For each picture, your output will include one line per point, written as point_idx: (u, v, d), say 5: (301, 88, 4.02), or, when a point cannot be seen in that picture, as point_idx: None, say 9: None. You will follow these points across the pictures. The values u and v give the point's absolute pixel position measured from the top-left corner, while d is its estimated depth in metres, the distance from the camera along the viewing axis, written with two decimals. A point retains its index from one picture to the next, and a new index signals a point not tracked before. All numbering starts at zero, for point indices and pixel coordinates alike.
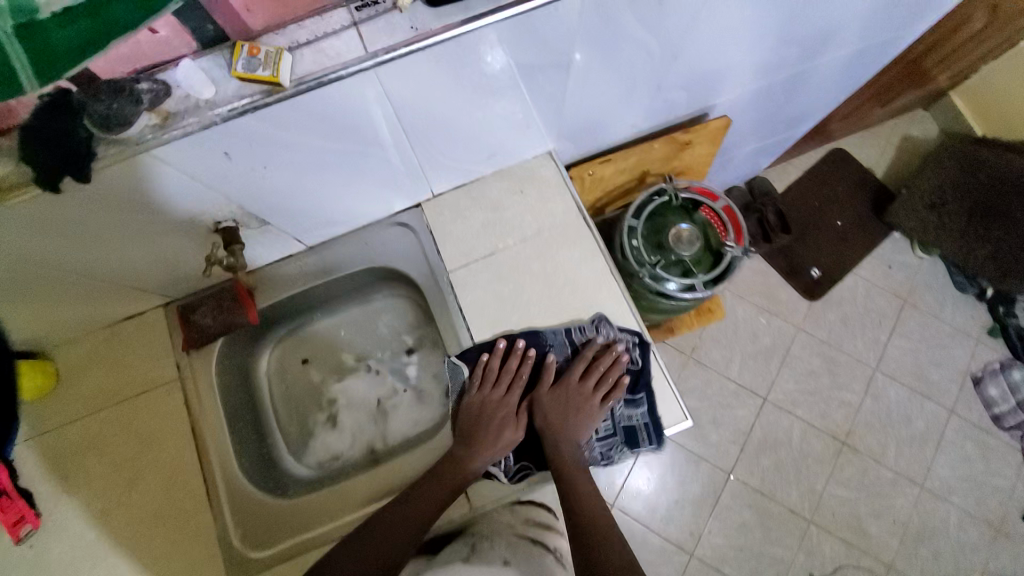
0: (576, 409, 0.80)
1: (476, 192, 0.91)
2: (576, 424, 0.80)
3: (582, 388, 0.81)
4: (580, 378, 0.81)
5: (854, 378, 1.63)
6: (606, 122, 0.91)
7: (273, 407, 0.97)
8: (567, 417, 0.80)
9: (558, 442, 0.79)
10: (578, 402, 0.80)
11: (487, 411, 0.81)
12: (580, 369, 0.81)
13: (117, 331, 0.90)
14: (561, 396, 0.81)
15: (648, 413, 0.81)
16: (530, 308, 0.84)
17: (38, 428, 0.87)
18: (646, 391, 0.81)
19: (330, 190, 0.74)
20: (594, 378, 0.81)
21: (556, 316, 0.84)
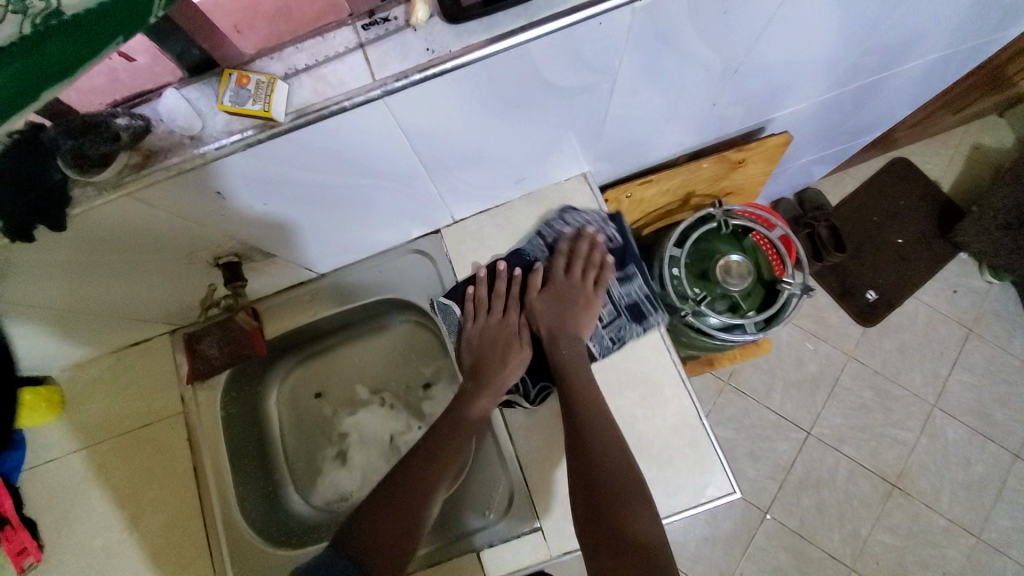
0: (572, 301, 0.74)
1: (501, 217, 0.82)
2: (574, 310, 0.73)
3: (571, 281, 0.74)
4: (568, 279, 0.75)
5: (909, 414, 1.48)
6: (650, 142, 0.81)
7: (283, 439, 0.92)
8: (560, 304, 0.74)
9: (558, 333, 0.72)
10: (572, 296, 0.74)
11: (477, 344, 0.75)
12: (562, 264, 0.75)
13: (123, 358, 0.85)
14: (550, 286, 0.75)
15: (646, 284, 0.78)
16: None
17: (41, 455, 0.83)
18: (636, 263, 0.78)
19: (339, 220, 0.67)
20: (585, 267, 0.75)
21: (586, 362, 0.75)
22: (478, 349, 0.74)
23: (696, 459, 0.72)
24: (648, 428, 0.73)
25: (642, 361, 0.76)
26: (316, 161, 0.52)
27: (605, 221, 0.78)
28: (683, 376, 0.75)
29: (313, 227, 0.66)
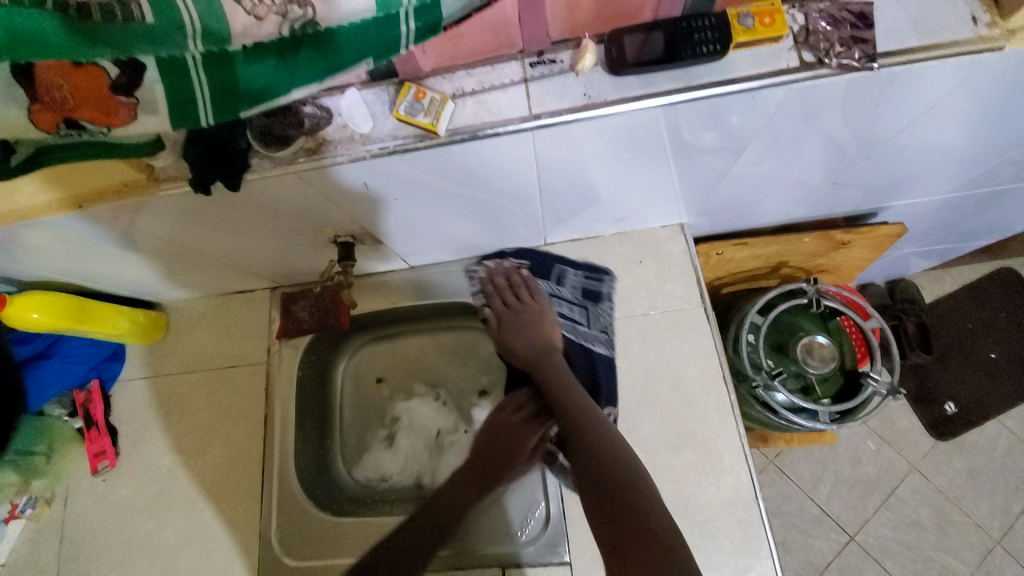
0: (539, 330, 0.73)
1: (591, 250, 0.84)
2: (531, 338, 0.73)
3: (513, 309, 0.75)
4: (515, 314, 0.75)
5: (968, 546, 1.35)
6: (753, 208, 0.81)
7: (339, 412, 0.97)
8: (518, 333, 0.73)
9: (535, 362, 0.71)
10: (523, 322, 0.74)
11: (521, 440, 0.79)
12: (501, 298, 0.77)
13: (225, 302, 0.94)
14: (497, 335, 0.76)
15: (577, 268, 0.82)
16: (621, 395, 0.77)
17: (138, 371, 0.93)
18: (554, 261, 0.82)
19: (446, 225, 0.72)
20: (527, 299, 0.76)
21: (646, 411, 0.76)
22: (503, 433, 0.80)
23: (740, 538, 0.70)
24: (698, 494, 0.72)
25: (704, 425, 0.74)
26: (455, 173, 0.56)
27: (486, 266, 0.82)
28: (745, 451, 0.73)
29: (425, 224, 0.71)
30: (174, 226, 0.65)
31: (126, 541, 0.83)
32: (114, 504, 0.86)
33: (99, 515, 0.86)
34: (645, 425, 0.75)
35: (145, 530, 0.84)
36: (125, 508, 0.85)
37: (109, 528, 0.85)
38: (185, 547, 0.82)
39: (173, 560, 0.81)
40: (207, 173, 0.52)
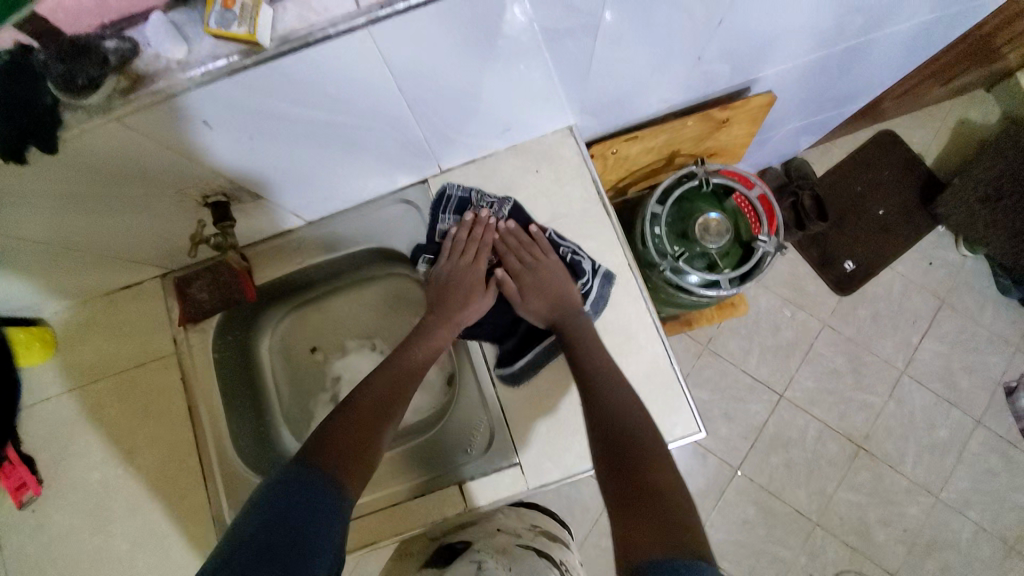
0: (546, 279, 0.78)
1: (487, 169, 0.83)
2: (554, 287, 0.78)
3: (528, 275, 0.79)
4: (530, 271, 0.79)
5: (879, 380, 1.55)
6: (631, 100, 0.82)
7: (276, 387, 0.95)
8: (536, 284, 0.79)
9: (561, 308, 0.77)
10: (546, 280, 0.78)
11: (459, 280, 0.80)
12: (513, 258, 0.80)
13: (114, 302, 0.87)
14: (457, 282, 0.80)
15: (449, 209, 0.82)
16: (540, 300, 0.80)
17: (35, 394, 0.85)
18: (441, 209, 0.82)
19: (325, 163, 0.69)
20: (536, 258, 0.79)
21: None
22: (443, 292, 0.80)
23: (664, 402, 0.76)
24: (623, 373, 0.77)
25: (619, 310, 0.79)
26: (304, 95, 0.54)
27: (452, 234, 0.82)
28: (658, 326, 0.78)
29: (301, 166, 0.67)
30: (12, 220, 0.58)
31: (73, 561, 0.80)
32: (49, 530, 0.81)
33: (35, 545, 0.81)
34: None
35: (91, 547, 0.80)
36: (63, 533, 0.81)
37: (51, 555, 0.80)
38: (139, 551, 0.79)
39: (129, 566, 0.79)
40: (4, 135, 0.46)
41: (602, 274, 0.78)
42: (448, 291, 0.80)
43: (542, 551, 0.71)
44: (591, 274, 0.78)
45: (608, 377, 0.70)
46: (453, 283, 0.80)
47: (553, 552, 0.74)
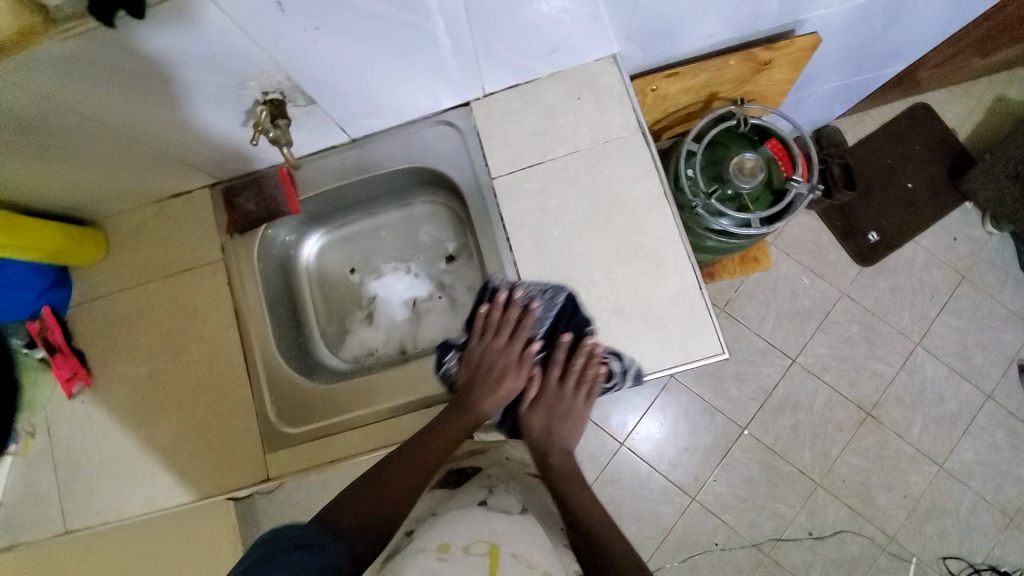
0: (563, 413, 0.87)
1: (530, 94, 0.85)
2: (565, 432, 0.86)
3: (557, 382, 0.87)
4: (551, 396, 0.87)
5: (892, 350, 1.56)
6: (676, 34, 0.82)
7: (312, 302, 0.99)
8: (555, 417, 0.87)
9: (547, 444, 0.85)
10: (562, 410, 0.87)
11: (493, 364, 0.87)
12: (557, 374, 0.87)
13: (164, 209, 0.90)
14: (489, 365, 0.86)
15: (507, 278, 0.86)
16: (574, 223, 0.82)
17: (89, 291, 0.90)
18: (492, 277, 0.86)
19: (377, 68, 0.71)
20: (572, 377, 0.85)
21: (598, 232, 0.82)
22: (473, 374, 0.86)
23: (690, 324, 0.79)
24: (650, 294, 0.80)
25: (653, 236, 0.81)
26: None
27: (494, 302, 0.87)
28: (688, 251, 0.80)
29: (355, 69, 0.70)
30: (81, 100, 0.62)
31: (125, 447, 0.87)
32: (101, 419, 0.87)
33: (89, 431, 0.87)
34: (598, 246, 0.82)
35: (140, 435, 0.86)
36: (114, 421, 0.87)
37: (103, 441, 0.87)
38: (187, 441, 0.85)
39: (177, 453, 0.85)
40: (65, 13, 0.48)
41: (631, 374, 0.80)
42: (478, 373, 0.86)
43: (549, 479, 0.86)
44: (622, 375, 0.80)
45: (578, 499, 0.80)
46: (485, 368, 0.86)
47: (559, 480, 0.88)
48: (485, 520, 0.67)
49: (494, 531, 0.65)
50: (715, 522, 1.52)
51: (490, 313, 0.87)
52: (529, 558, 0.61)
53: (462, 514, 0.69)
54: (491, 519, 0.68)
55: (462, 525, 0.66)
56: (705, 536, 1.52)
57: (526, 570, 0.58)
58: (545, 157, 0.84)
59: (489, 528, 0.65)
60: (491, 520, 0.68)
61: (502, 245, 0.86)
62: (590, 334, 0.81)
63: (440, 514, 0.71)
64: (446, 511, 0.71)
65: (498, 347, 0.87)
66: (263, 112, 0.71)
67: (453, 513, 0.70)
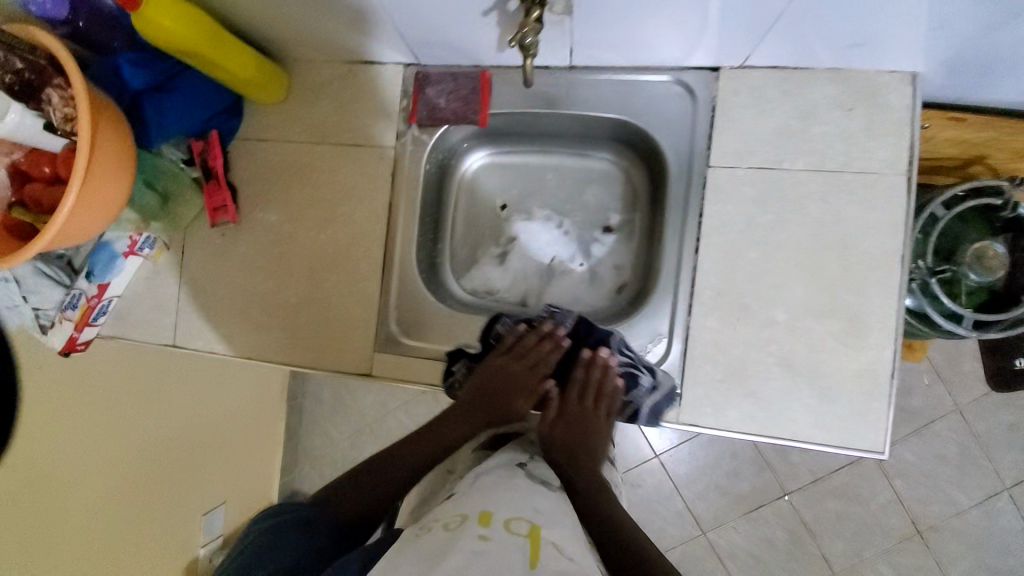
0: (586, 432, 0.78)
1: (793, 85, 0.73)
2: (588, 448, 0.77)
3: (579, 404, 0.79)
4: (571, 413, 0.79)
5: (980, 485, 1.42)
6: (1001, 84, 0.67)
7: (453, 220, 0.94)
8: (572, 435, 0.77)
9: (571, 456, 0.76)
10: (586, 431, 0.78)
11: (500, 385, 0.80)
12: (575, 395, 0.79)
13: (352, 73, 0.86)
14: (499, 385, 0.80)
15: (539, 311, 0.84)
16: (778, 251, 0.73)
17: (259, 131, 0.89)
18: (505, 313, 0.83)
19: (663, 1, 0.60)
20: (589, 394, 0.79)
21: (798, 273, 0.73)
22: (478, 388, 0.80)
23: (860, 408, 0.72)
24: (830, 361, 0.72)
25: (865, 302, 0.71)
26: None
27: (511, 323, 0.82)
28: (898, 333, 0.71)
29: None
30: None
31: (248, 293, 0.89)
32: (234, 259, 0.90)
33: (220, 267, 0.90)
34: (793, 288, 0.73)
35: (265, 287, 0.89)
36: (247, 266, 0.89)
37: (230, 281, 0.90)
38: (305, 311, 0.87)
39: (294, 319, 0.87)
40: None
41: (665, 389, 0.74)
42: (487, 388, 0.80)
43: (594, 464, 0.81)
44: (652, 389, 0.75)
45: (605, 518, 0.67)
46: (491, 386, 0.80)
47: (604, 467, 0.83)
48: (528, 496, 0.63)
49: (537, 510, 0.61)
50: (716, 563, 1.50)
51: (504, 332, 0.82)
52: (569, 549, 0.56)
53: (501, 482, 0.66)
54: (531, 493, 0.64)
55: (505, 492, 0.63)
56: (700, 570, 1.51)
57: (565, 564, 0.52)
58: (781, 164, 0.73)
59: (530, 505, 0.61)
60: (529, 494, 0.64)
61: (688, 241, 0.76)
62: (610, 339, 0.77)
63: (480, 478, 0.68)
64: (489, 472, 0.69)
65: (505, 369, 0.80)
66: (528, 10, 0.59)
67: (496, 476, 0.67)
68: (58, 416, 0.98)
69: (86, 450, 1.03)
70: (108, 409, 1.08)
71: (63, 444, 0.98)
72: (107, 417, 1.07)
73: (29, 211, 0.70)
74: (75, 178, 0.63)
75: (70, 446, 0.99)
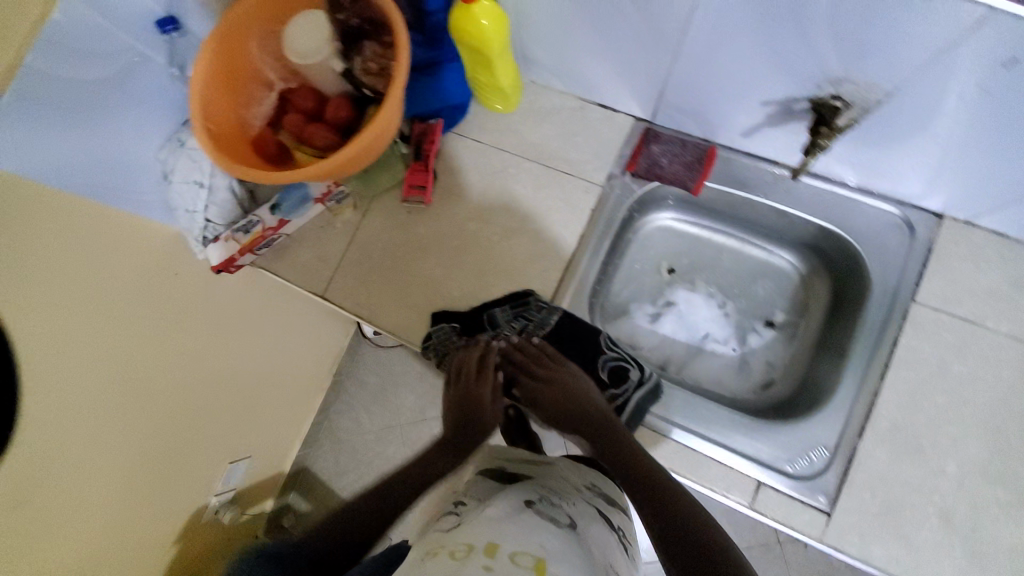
0: (568, 395, 0.79)
1: (1011, 254, 0.77)
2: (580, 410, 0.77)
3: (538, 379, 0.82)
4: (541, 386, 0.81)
5: None
6: None
7: (620, 267, 0.96)
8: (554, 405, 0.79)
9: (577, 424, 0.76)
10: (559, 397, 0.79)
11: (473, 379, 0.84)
12: (531, 371, 0.82)
13: (582, 110, 0.91)
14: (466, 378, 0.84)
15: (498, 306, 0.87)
16: (959, 400, 0.75)
17: (477, 131, 0.95)
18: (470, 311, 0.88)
19: (939, 144, 0.67)
20: (535, 365, 0.82)
21: (974, 428, 0.74)
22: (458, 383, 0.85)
23: None
24: (990, 529, 0.71)
25: None
26: None
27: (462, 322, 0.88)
28: None
29: (930, 112, 0.62)
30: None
31: (414, 272, 0.92)
32: (413, 236, 0.93)
33: (397, 240, 0.94)
34: (967, 442, 0.74)
35: (431, 271, 0.91)
36: (422, 246, 0.92)
37: (401, 255, 0.93)
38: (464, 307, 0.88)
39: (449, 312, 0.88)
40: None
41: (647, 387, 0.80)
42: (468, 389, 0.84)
43: (601, 509, 0.65)
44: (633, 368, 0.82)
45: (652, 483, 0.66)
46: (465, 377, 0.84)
47: (613, 515, 0.66)
48: (534, 529, 0.52)
49: (544, 545, 0.50)
50: None
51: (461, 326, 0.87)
52: None
53: (487, 518, 0.53)
54: (535, 527, 0.53)
55: (511, 521, 0.52)
56: None
57: None
58: (980, 320, 0.76)
59: (538, 538, 0.51)
60: (529, 530, 0.51)
61: (873, 365, 0.77)
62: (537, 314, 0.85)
63: (477, 513, 0.56)
64: (489, 509, 0.56)
65: (467, 363, 0.85)
66: (824, 122, 0.67)
67: (497, 507, 0.56)
68: (90, 353, 0.80)
69: (113, 416, 0.86)
70: (141, 365, 0.90)
71: (84, 413, 0.80)
72: (137, 379, 0.89)
73: (292, 138, 0.74)
74: (353, 146, 0.66)
75: (94, 416, 0.82)
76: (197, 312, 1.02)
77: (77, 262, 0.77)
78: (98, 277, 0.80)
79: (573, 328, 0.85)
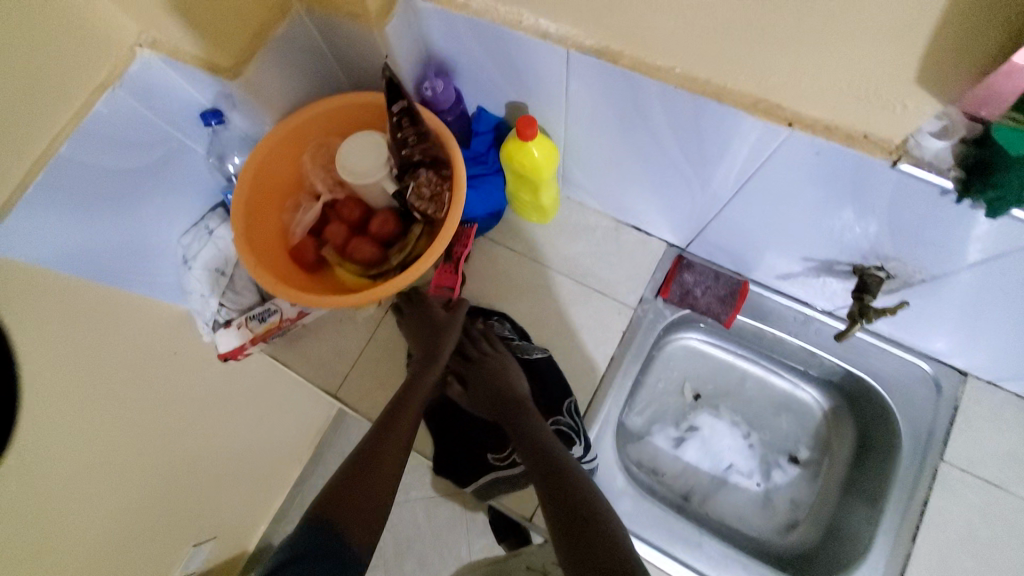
0: (506, 389, 0.83)
1: None
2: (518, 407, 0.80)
3: (490, 371, 0.85)
4: (490, 375, 0.84)
5: None
6: None
7: (645, 387, 0.94)
8: (493, 394, 0.83)
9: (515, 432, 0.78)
10: (502, 393, 0.83)
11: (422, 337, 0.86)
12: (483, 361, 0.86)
13: (616, 230, 0.93)
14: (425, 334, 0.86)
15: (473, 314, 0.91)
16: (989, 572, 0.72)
17: (510, 238, 0.95)
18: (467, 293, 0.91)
19: (973, 321, 0.68)
20: (488, 355, 0.87)
21: None
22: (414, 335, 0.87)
23: None
24: None
25: None
26: None
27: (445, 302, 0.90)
28: None
29: (971, 297, 0.63)
30: (756, 171, 0.62)
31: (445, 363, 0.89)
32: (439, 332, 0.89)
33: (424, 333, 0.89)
34: None
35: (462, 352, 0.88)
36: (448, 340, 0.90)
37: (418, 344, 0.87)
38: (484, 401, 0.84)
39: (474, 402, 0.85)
40: (943, 133, 0.46)
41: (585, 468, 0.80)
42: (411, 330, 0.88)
43: None
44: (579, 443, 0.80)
45: (575, 485, 0.68)
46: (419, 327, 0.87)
47: None
48: None
49: None
50: None
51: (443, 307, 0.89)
52: None
53: None
54: None
55: None
56: None
57: None
58: (1007, 486, 0.75)
59: None
60: None
61: (904, 527, 0.75)
62: (518, 342, 0.89)
63: None
64: None
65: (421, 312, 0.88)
66: (867, 288, 0.67)
67: None
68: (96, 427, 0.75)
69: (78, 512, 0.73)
70: (109, 453, 0.77)
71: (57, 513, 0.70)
72: (103, 467, 0.77)
73: (334, 252, 0.72)
74: (425, 262, 0.68)
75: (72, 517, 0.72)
76: (169, 383, 0.88)
77: (49, 344, 0.67)
78: (71, 357, 0.70)
79: (544, 372, 0.86)
